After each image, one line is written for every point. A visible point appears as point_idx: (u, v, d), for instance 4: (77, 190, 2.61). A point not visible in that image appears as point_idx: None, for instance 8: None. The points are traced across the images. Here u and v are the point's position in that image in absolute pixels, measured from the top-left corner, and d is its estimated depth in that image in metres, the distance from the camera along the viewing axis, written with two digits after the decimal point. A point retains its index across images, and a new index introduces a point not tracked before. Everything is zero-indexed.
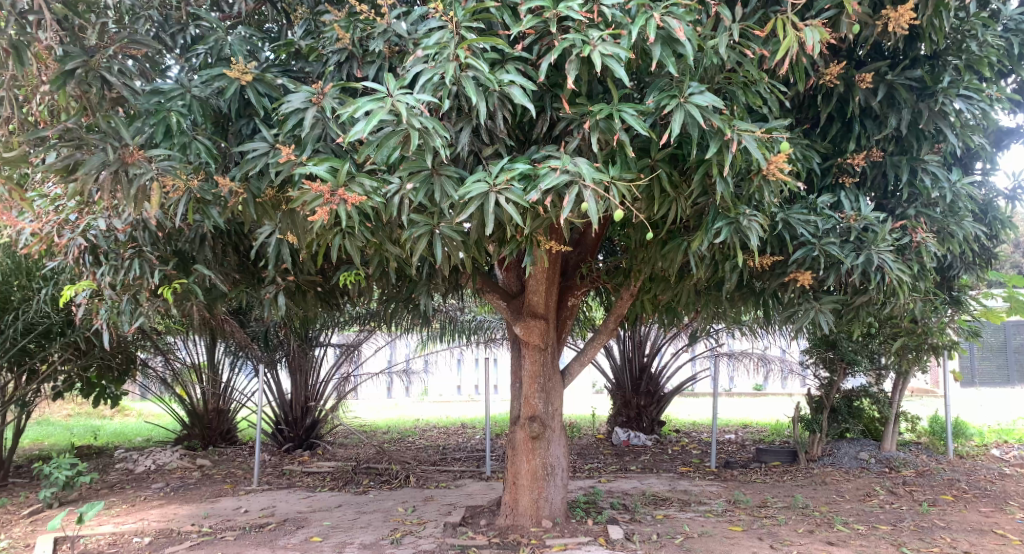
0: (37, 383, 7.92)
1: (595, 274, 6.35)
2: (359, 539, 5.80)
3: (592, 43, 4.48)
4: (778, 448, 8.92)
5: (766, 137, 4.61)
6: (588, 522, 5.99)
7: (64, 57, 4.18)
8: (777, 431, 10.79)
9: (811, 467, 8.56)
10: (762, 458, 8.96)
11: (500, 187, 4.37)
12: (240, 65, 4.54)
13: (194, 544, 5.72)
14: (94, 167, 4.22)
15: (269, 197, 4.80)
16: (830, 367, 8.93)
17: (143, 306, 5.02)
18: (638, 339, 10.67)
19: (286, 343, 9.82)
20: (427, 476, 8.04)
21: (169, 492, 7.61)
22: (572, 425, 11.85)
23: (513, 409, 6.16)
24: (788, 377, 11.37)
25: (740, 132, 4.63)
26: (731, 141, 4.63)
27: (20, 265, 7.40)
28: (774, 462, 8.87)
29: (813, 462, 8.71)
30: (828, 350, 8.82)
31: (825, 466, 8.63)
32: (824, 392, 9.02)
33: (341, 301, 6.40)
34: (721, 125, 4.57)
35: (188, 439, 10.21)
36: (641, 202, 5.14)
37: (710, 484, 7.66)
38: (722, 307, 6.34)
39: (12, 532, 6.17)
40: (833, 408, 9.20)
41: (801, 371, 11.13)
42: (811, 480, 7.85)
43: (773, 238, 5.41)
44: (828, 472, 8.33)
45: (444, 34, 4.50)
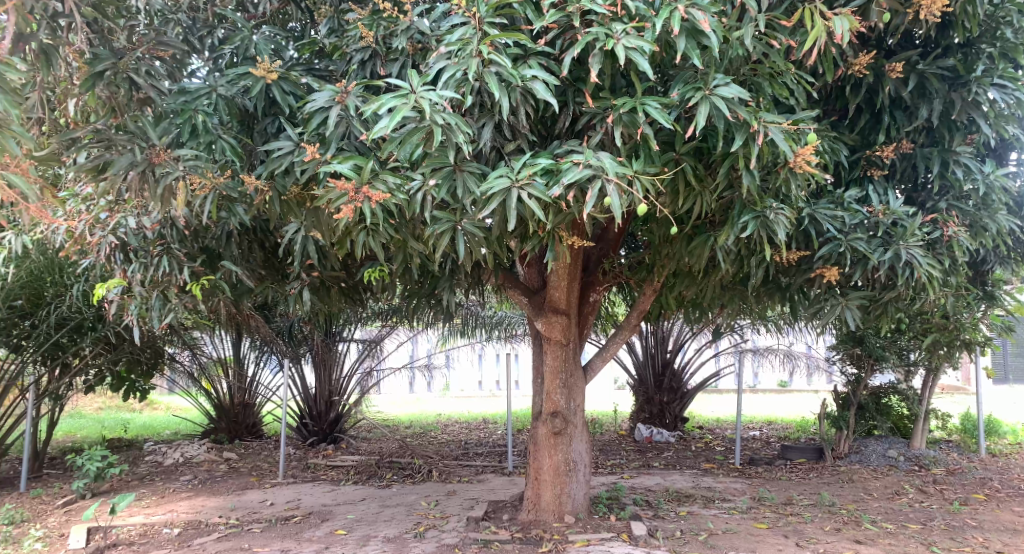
0: (70, 377, 7.98)
1: (618, 269, 6.20)
2: (383, 532, 5.83)
3: (616, 36, 4.58)
4: (803, 445, 8.74)
5: (793, 128, 4.67)
6: (610, 518, 5.97)
7: (94, 59, 4.40)
8: (802, 428, 10.67)
9: (837, 464, 8.45)
10: (788, 456, 8.81)
11: (523, 182, 4.47)
12: (266, 63, 4.64)
13: (222, 536, 5.80)
14: (122, 168, 4.43)
15: (294, 194, 4.85)
16: (857, 364, 8.68)
17: (172, 302, 5.00)
18: (662, 334, 10.60)
19: (310, 339, 9.88)
20: (449, 471, 8.04)
21: (197, 484, 7.74)
22: (596, 420, 11.74)
23: (535, 404, 6.13)
24: (815, 373, 11.22)
25: (767, 124, 4.69)
26: (757, 133, 4.68)
27: (53, 262, 7.20)
28: (799, 459, 8.71)
29: (838, 460, 8.60)
30: (856, 345, 8.59)
31: (852, 464, 8.49)
32: (852, 389, 8.80)
33: (364, 296, 6.35)
34: (748, 117, 4.63)
35: (214, 433, 10.33)
36: (665, 196, 5.19)
37: (733, 481, 7.59)
38: (748, 303, 6.24)
39: (47, 521, 6.26)
40: (860, 405, 8.92)
41: (827, 368, 10.98)
42: (838, 478, 7.74)
43: (798, 233, 5.38)
44: (855, 470, 8.19)
45: (467, 31, 4.68)
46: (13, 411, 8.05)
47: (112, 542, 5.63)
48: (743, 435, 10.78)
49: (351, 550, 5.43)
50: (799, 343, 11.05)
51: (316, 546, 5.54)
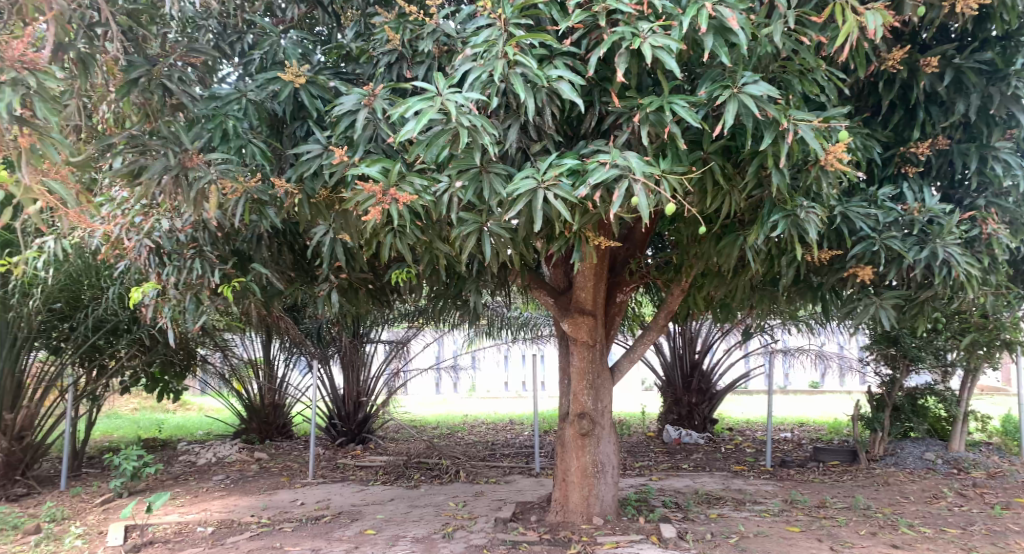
0: (107, 378, 8.04)
1: (644, 270, 6.16)
2: (411, 532, 5.87)
3: (642, 35, 4.57)
4: (837, 448, 8.65)
5: (824, 126, 4.60)
6: (640, 520, 5.94)
7: (129, 67, 4.51)
8: (836, 430, 10.49)
9: (873, 467, 8.30)
10: (820, 458, 8.68)
11: (549, 182, 4.48)
12: (294, 68, 4.72)
13: (254, 534, 5.89)
14: (157, 171, 4.54)
15: (323, 197, 4.90)
16: (891, 364, 8.55)
17: (206, 304, 5.06)
18: (689, 335, 10.52)
19: (340, 339, 9.99)
20: (477, 471, 8.07)
21: (230, 484, 7.86)
22: (622, 422, 11.67)
23: (562, 405, 6.12)
24: (848, 374, 10.97)
25: (797, 122, 4.63)
26: (787, 131, 4.62)
27: (89, 266, 7.09)
28: (832, 462, 8.60)
29: (874, 463, 8.44)
30: (890, 346, 8.44)
31: (888, 466, 8.32)
32: (887, 390, 8.64)
33: (391, 298, 6.40)
34: (777, 115, 4.58)
35: (245, 433, 10.53)
36: (693, 195, 5.15)
37: (766, 483, 7.49)
38: (778, 304, 6.16)
39: (87, 518, 6.41)
40: (895, 406, 8.86)
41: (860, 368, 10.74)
42: (874, 481, 7.59)
43: (830, 232, 5.30)
44: (892, 473, 8.03)
45: (493, 32, 4.69)
46: (52, 412, 8.02)
47: (149, 539, 5.75)
48: (774, 436, 10.62)
49: (380, 550, 5.47)
50: (831, 343, 10.84)
51: (346, 546, 5.60)
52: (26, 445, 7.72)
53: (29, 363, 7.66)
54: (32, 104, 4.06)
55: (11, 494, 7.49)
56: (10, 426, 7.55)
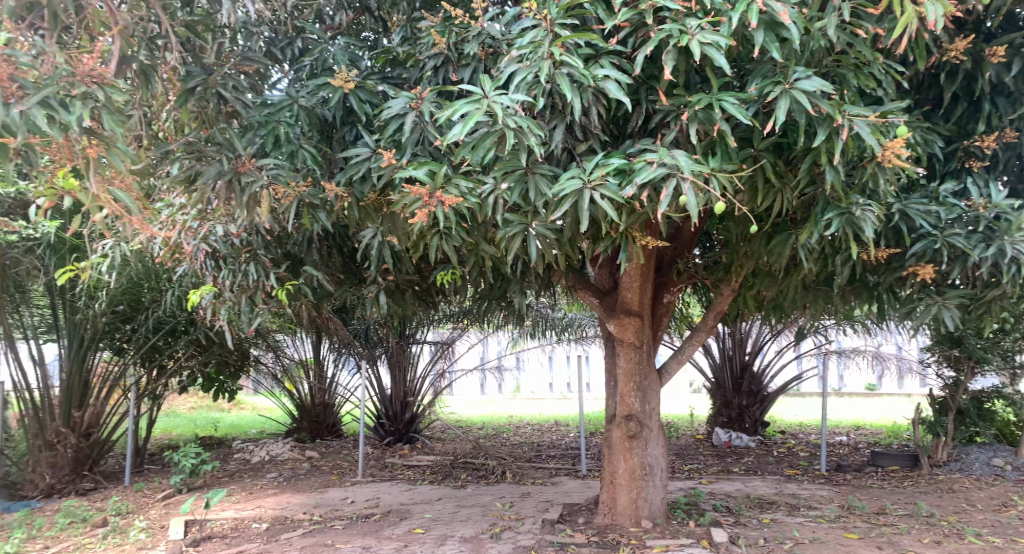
0: (167, 377, 8.36)
1: (692, 269, 6.06)
2: (459, 532, 5.91)
3: (690, 32, 4.49)
4: (897, 453, 8.37)
5: (881, 120, 4.46)
6: (689, 524, 5.85)
7: (187, 76, 4.66)
8: (895, 434, 10.13)
9: (936, 473, 7.99)
10: (878, 463, 8.41)
11: (595, 182, 4.45)
12: (343, 74, 4.81)
13: (307, 531, 6.01)
14: (211, 177, 4.65)
15: (372, 200, 4.97)
16: (955, 366, 8.25)
17: (260, 306, 5.27)
18: (740, 337, 10.28)
19: (386, 340, 10.10)
20: (523, 472, 8.07)
21: (283, 481, 8.03)
22: (670, 424, 11.48)
23: (609, 407, 6.06)
24: (907, 375, 10.55)
25: (852, 117, 4.52)
26: (842, 126, 4.50)
27: (150, 271, 7.28)
28: (892, 467, 8.30)
29: (937, 468, 8.13)
30: (953, 347, 8.11)
31: (953, 472, 8.01)
32: (950, 393, 8.27)
33: (437, 299, 6.45)
34: (831, 111, 4.45)
35: (297, 432, 10.69)
36: (744, 193, 5.05)
37: (821, 488, 7.29)
38: (833, 304, 5.99)
39: (149, 513, 6.65)
40: (960, 410, 8.39)
41: (920, 369, 10.32)
42: (937, 487, 7.31)
43: (888, 229, 5.15)
44: (956, 479, 7.72)
45: (538, 33, 4.68)
46: (116, 411, 8.31)
47: (207, 534, 5.92)
48: (828, 440, 10.31)
49: (428, 549, 5.52)
50: (888, 343, 10.45)
51: (395, 544, 5.66)
52: (93, 442, 7.99)
53: (93, 364, 7.92)
54: (101, 117, 4.26)
55: (80, 489, 7.79)
56: (78, 423, 7.83)
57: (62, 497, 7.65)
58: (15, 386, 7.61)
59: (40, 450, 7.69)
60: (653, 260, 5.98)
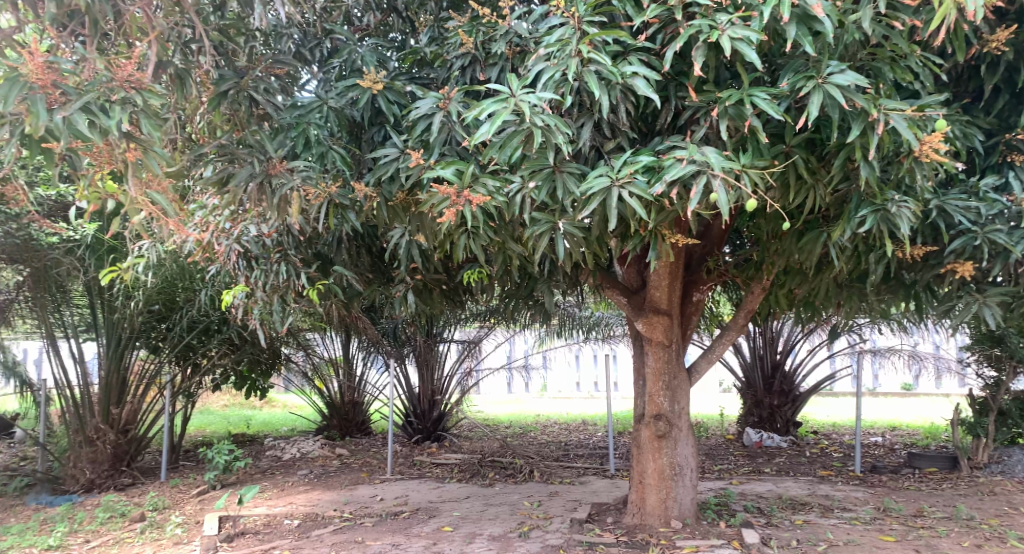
0: (201, 375, 8.50)
1: (723, 267, 5.99)
2: (487, 530, 5.92)
3: (720, 27, 4.43)
4: (935, 454, 8.15)
5: (918, 115, 4.36)
6: (720, 525, 5.79)
7: (220, 80, 4.74)
8: (933, 435, 9.90)
9: (977, 475, 7.79)
10: (916, 464, 8.23)
11: (624, 180, 4.42)
12: (372, 75, 4.85)
13: (337, 528, 6.08)
14: (243, 179, 4.74)
15: (400, 200, 5.00)
16: (997, 366, 8.08)
17: (291, 306, 5.37)
18: (771, 335, 10.11)
19: (414, 339, 10.14)
20: (552, 471, 8.04)
21: (314, 478, 8.13)
22: (699, 424, 11.34)
23: (638, 406, 6.02)
24: (946, 376, 10.30)
25: (888, 112, 4.40)
26: (877, 121, 4.40)
27: (185, 271, 7.46)
28: (929, 469, 8.10)
29: (978, 470, 7.93)
30: (994, 346, 7.99)
31: (995, 475, 7.81)
32: (991, 394, 8.10)
33: (464, 298, 6.48)
34: (866, 106, 4.35)
35: (327, 430, 10.76)
36: (775, 190, 4.98)
37: (856, 490, 7.15)
38: (868, 302, 5.87)
39: (184, 509, 6.77)
40: (1002, 412, 8.11)
41: (959, 369, 10.07)
42: (977, 490, 7.12)
43: (925, 226, 5.03)
44: (998, 481, 7.52)
45: (566, 31, 4.66)
46: (153, 408, 8.48)
47: (240, 530, 6.02)
48: (863, 441, 10.10)
49: (457, 547, 5.54)
50: (926, 342, 10.23)
51: (424, 542, 5.69)
52: (130, 438, 8.19)
53: (131, 362, 8.11)
54: (139, 120, 4.29)
55: (118, 484, 7.97)
56: (116, 419, 8.01)
57: (102, 492, 7.85)
58: (56, 383, 7.81)
59: (80, 445, 7.90)
60: (682, 259, 5.92)
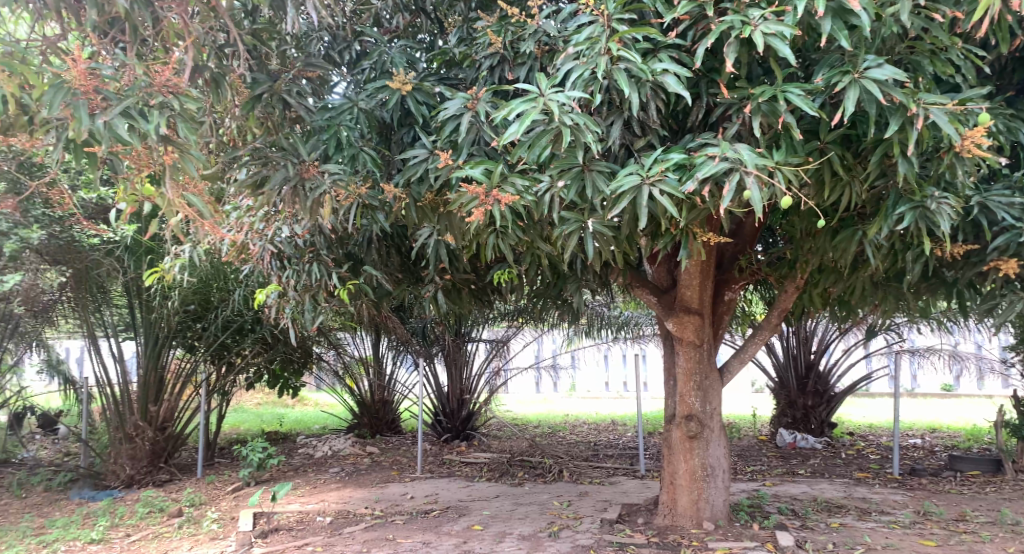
0: (235, 373, 8.60)
1: (755, 266, 5.90)
2: (518, 530, 5.92)
3: (753, 23, 4.36)
4: (977, 457, 7.92)
5: (960, 109, 4.23)
6: (753, 527, 5.71)
7: (254, 84, 4.81)
8: (976, 437, 9.63)
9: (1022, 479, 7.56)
10: (957, 467, 7.98)
11: (654, 178, 4.38)
12: (401, 76, 4.87)
13: (369, 525, 6.13)
14: (277, 183, 4.78)
15: (429, 201, 4.99)
16: None
17: (323, 305, 5.44)
18: (805, 335, 9.94)
19: (443, 338, 10.07)
20: (581, 471, 8.01)
21: (345, 476, 8.22)
22: (731, 424, 11.17)
23: (669, 407, 5.97)
24: (989, 376, 10.03)
25: (928, 106, 4.29)
26: (917, 116, 4.29)
27: (220, 271, 7.64)
28: (972, 471, 7.87)
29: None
30: None
31: None
32: None
33: (493, 297, 6.49)
34: (905, 100, 4.24)
35: (357, 428, 10.83)
36: (810, 187, 4.89)
37: (894, 493, 6.98)
38: (906, 301, 5.74)
39: (220, 505, 6.88)
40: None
41: (1002, 369, 9.80)
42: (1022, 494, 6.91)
43: (966, 223, 4.89)
44: None
45: (595, 29, 4.62)
46: (189, 406, 8.63)
47: (274, 526, 6.10)
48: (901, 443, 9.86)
49: (487, 546, 5.54)
50: (966, 341, 9.97)
51: (454, 540, 5.71)
52: (167, 436, 8.35)
53: (167, 361, 8.28)
54: (176, 124, 4.35)
55: (157, 480, 8.16)
56: (155, 417, 8.18)
57: (141, 488, 8.02)
58: (97, 382, 8.02)
59: (120, 442, 8.08)
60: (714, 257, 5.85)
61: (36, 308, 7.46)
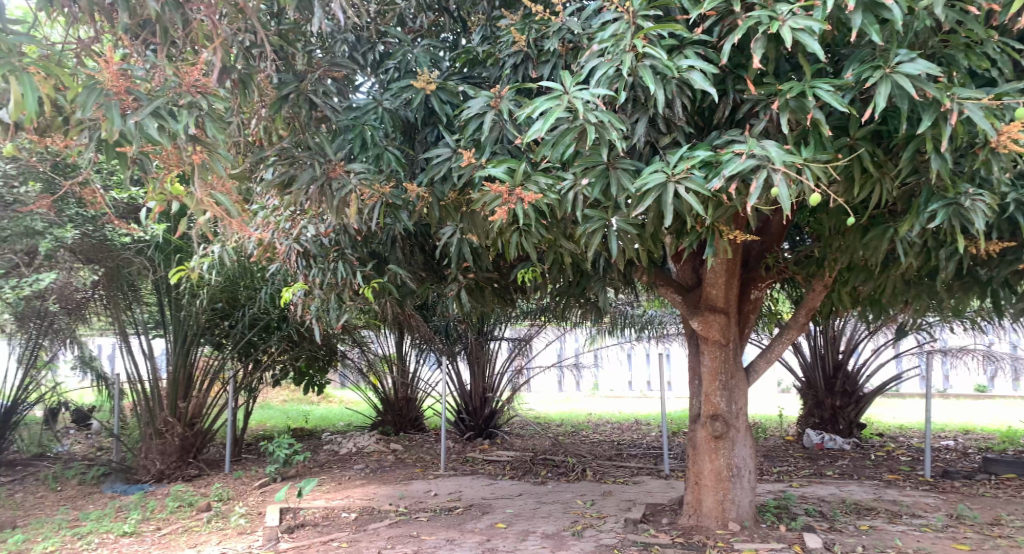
0: (261, 370, 8.72)
1: (782, 264, 5.83)
2: (541, 528, 5.90)
3: (781, 18, 4.28)
4: (1013, 459, 7.72)
5: (996, 104, 4.12)
6: (780, 528, 5.64)
7: (281, 84, 4.86)
8: (1012, 440, 9.41)
9: None
10: (991, 470, 7.79)
11: (679, 176, 4.33)
12: (425, 75, 4.89)
13: (393, 522, 6.17)
14: (304, 182, 4.83)
15: (452, 199, 5.04)
16: None
17: (348, 304, 5.47)
18: (832, 334, 9.80)
19: (465, 336, 10.19)
20: (605, 471, 7.99)
21: (370, 472, 8.29)
22: (758, 424, 11.05)
23: (694, 406, 5.92)
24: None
25: (962, 101, 4.19)
26: (951, 111, 4.18)
27: (247, 269, 7.79)
28: (1007, 474, 7.68)
29: None
30: None
31: None
32: None
33: (516, 296, 6.48)
34: (938, 95, 4.14)
35: (381, 425, 10.86)
36: (839, 184, 4.80)
37: (926, 495, 6.84)
38: (939, 299, 5.63)
39: (247, 500, 6.97)
40: None
41: None
42: None
43: (1002, 221, 4.77)
44: None
45: (620, 26, 4.58)
46: (217, 403, 8.71)
47: (300, 522, 6.17)
48: (933, 444, 9.67)
49: (510, 544, 5.54)
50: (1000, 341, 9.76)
51: (478, 538, 5.72)
52: (197, 432, 8.43)
53: (195, 358, 8.38)
54: (205, 124, 4.41)
55: (186, 475, 8.25)
56: (183, 413, 8.27)
57: (170, 482, 8.12)
58: (128, 378, 8.15)
59: (151, 437, 8.19)
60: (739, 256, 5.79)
61: (70, 304, 7.68)
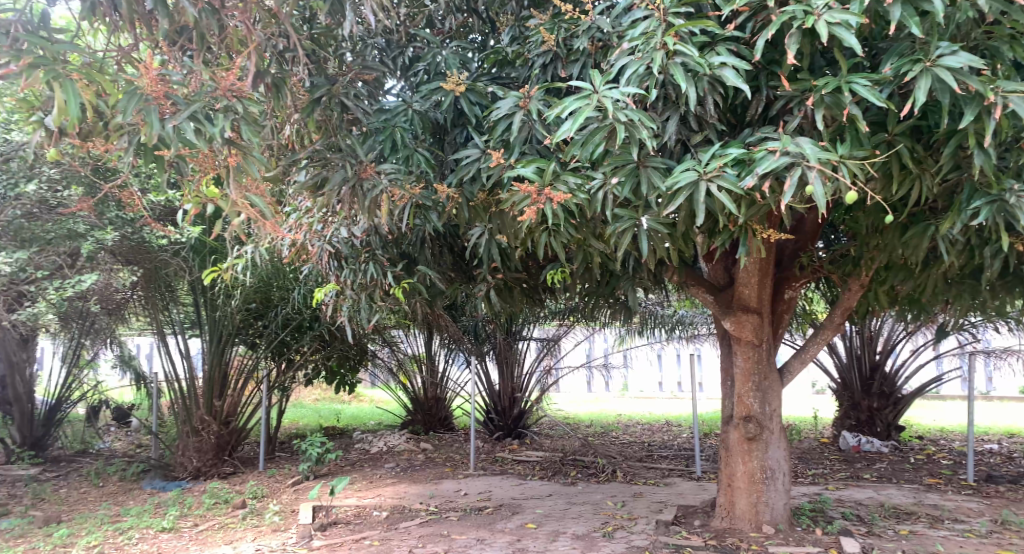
0: (293, 370, 8.78)
1: (816, 263, 5.74)
2: (572, 529, 5.90)
3: (816, 12, 4.21)
4: None
5: None
6: (816, 532, 5.57)
7: (313, 87, 4.92)
8: None
9: None
10: None
11: (712, 174, 4.29)
12: (454, 77, 4.92)
13: (425, 521, 6.21)
14: (336, 183, 4.87)
15: (482, 200, 5.05)
16: None
17: (379, 305, 5.52)
18: (869, 334, 9.63)
19: (494, 336, 10.17)
20: (635, 472, 7.95)
21: (401, 471, 8.36)
22: (793, 425, 10.90)
23: (726, 407, 5.86)
24: None
25: (1007, 94, 4.06)
26: (995, 105, 4.07)
27: (280, 270, 7.88)
28: None
29: None
30: None
31: None
32: None
33: (544, 295, 6.48)
34: (981, 89, 4.04)
35: (411, 424, 10.97)
36: (876, 181, 4.72)
37: (968, 500, 6.69)
38: (980, 299, 5.51)
39: (281, 498, 7.06)
40: None
41: None
42: None
43: None
44: None
45: (651, 23, 4.55)
46: (251, 401, 8.80)
47: (332, 520, 6.24)
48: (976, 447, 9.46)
49: (540, 545, 5.55)
50: None
51: (508, 538, 5.73)
52: (231, 430, 8.57)
53: (230, 358, 8.51)
54: (240, 128, 4.47)
55: (222, 473, 8.39)
56: (219, 412, 8.40)
57: (207, 479, 8.25)
58: (166, 377, 8.31)
59: (187, 436, 8.33)
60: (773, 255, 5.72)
61: (110, 305, 7.83)
